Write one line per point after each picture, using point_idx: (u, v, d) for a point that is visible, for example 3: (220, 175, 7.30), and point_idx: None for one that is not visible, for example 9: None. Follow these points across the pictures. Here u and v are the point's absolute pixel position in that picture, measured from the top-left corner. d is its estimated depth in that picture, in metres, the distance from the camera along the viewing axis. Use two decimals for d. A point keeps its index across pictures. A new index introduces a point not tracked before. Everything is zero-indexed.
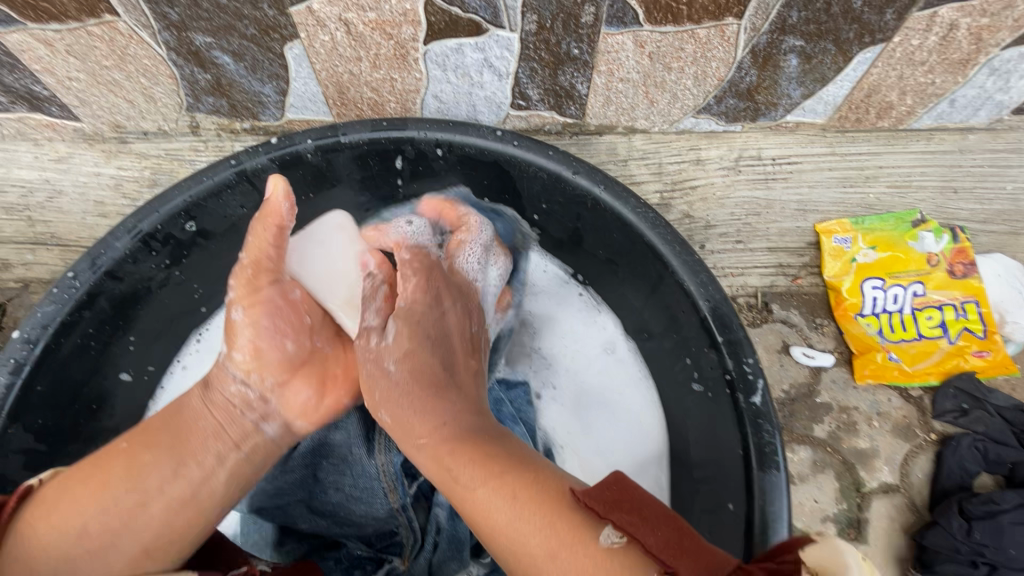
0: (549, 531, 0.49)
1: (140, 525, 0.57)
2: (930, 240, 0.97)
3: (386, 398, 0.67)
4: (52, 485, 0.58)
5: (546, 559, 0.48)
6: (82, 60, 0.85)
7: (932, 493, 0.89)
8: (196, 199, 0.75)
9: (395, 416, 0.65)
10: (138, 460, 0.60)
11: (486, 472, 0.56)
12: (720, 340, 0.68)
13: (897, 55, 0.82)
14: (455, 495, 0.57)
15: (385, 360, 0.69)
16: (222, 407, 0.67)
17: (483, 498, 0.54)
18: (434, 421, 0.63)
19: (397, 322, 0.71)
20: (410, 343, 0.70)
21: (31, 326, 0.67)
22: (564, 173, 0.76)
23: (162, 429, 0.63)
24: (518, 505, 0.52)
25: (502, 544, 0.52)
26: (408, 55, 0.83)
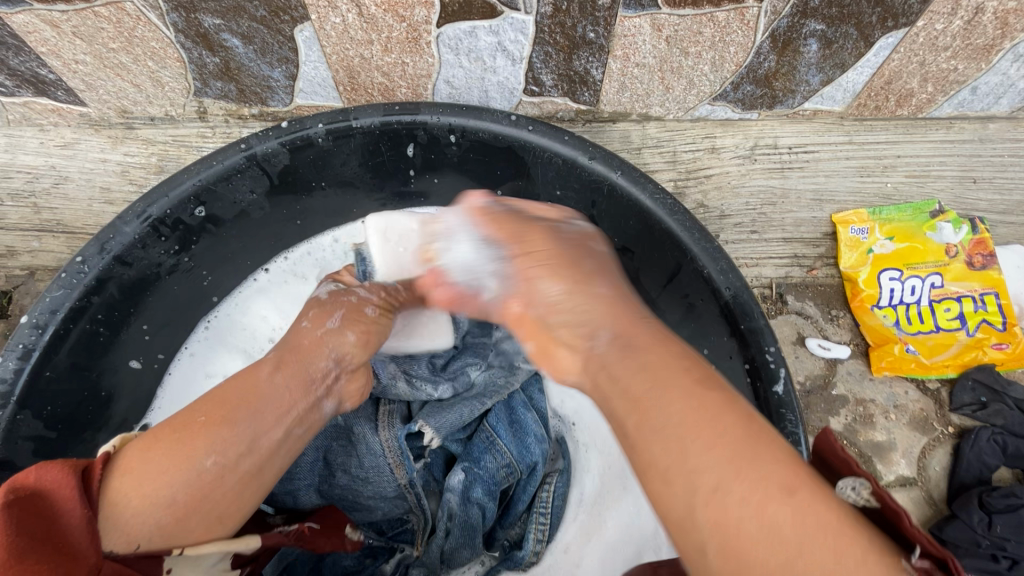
0: (788, 469, 0.37)
1: (221, 501, 0.51)
2: (949, 231, 0.95)
3: (572, 281, 0.54)
4: (130, 451, 0.50)
5: (783, 494, 0.35)
6: (90, 42, 0.83)
7: (950, 487, 0.88)
8: (205, 184, 0.74)
9: (602, 295, 0.52)
10: (222, 432, 0.51)
11: (710, 381, 0.43)
12: (741, 328, 0.66)
13: (919, 40, 0.81)
14: (671, 389, 0.41)
15: (573, 243, 0.60)
16: (302, 378, 0.60)
17: (714, 401, 0.40)
18: (642, 319, 0.50)
19: (576, 221, 0.66)
20: (589, 241, 0.62)
21: (39, 311, 0.66)
22: (580, 158, 0.75)
23: (237, 401, 0.54)
24: (754, 428, 0.39)
25: (716, 462, 0.37)
26: (420, 38, 0.81)
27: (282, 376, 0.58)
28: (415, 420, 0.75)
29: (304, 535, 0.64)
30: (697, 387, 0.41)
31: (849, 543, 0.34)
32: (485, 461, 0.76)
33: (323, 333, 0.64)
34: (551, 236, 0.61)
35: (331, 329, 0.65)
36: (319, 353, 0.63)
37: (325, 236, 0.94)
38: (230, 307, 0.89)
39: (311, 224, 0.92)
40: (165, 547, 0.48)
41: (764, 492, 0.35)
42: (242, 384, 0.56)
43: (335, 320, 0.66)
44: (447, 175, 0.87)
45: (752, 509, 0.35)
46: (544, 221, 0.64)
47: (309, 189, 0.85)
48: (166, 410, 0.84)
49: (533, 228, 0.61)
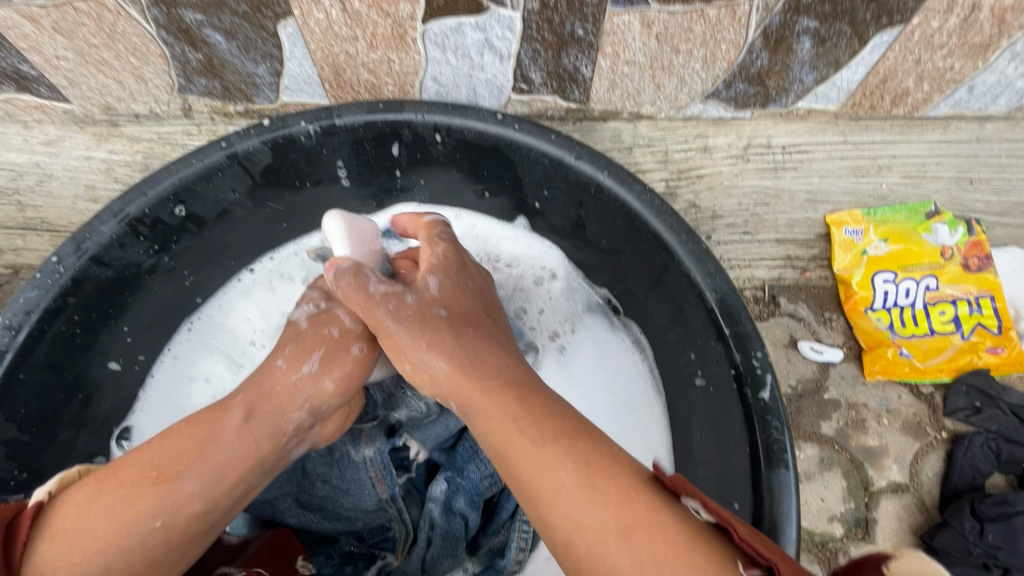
0: (625, 510, 0.42)
1: (165, 562, 0.51)
2: (944, 232, 0.94)
3: (430, 349, 0.58)
4: (69, 510, 0.50)
5: (619, 538, 0.41)
6: (70, 38, 0.82)
7: (943, 493, 0.86)
8: (185, 182, 0.72)
9: (454, 364, 0.56)
10: (169, 492, 0.51)
11: (548, 431, 0.48)
12: (727, 332, 0.65)
13: (915, 38, 0.79)
14: (516, 454, 0.48)
15: (427, 309, 0.61)
16: (269, 431, 0.59)
17: (551, 456, 0.46)
18: (495, 370, 0.55)
19: (436, 276, 0.64)
20: (454, 292, 0.64)
21: (13, 312, 0.65)
22: (567, 158, 0.73)
23: (190, 457, 0.54)
24: (589, 475, 0.44)
25: (558, 516, 0.44)
26: (405, 35, 0.80)
27: (248, 429, 0.58)
28: (399, 434, 0.76)
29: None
30: (535, 446, 0.47)
31: (673, 557, 0.39)
32: (468, 471, 0.75)
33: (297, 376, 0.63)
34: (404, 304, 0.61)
35: (306, 375, 0.63)
36: (292, 404, 0.61)
37: (314, 234, 0.92)
38: (213, 308, 0.88)
39: (299, 223, 0.90)
40: None
41: (601, 540, 0.41)
42: (197, 434, 0.55)
43: (311, 365, 0.64)
44: (433, 174, 0.86)
45: (597, 556, 0.41)
46: (397, 286, 0.63)
47: (295, 188, 0.84)
48: (148, 413, 0.83)
49: (387, 303, 0.61)
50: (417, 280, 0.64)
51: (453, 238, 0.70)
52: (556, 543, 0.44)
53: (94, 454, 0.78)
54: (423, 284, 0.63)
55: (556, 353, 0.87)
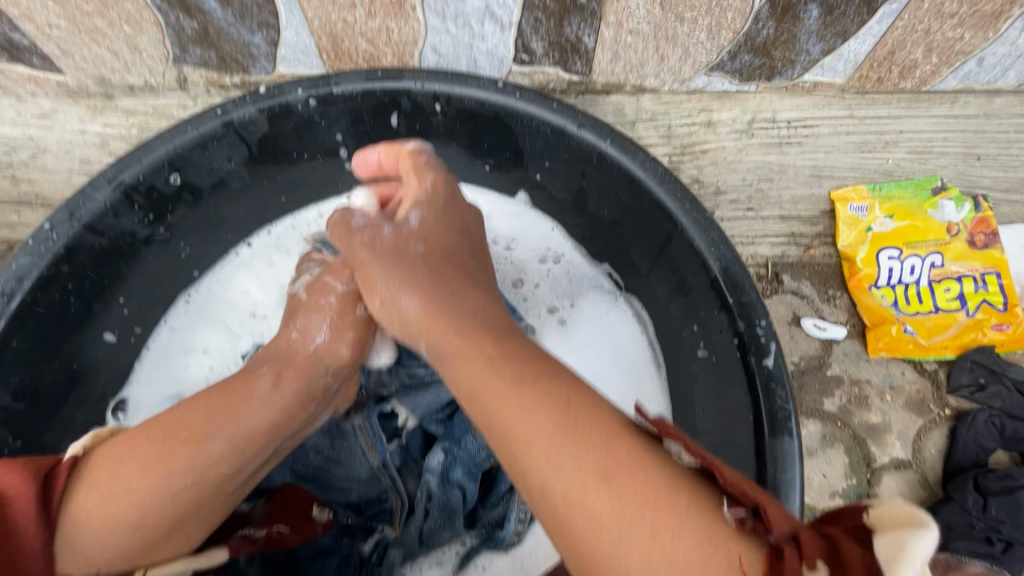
0: (606, 453, 0.41)
1: (194, 520, 0.52)
2: (951, 208, 0.93)
3: (403, 284, 0.58)
4: (103, 464, 0.50)
5: (599, 480, 0.40)
6: (62, 4, 0.80)
7: (946, 469, 0.86)
8: (179, 150, 0.71)
9: (425, 305, 0.56)
10: (200, 453, 0.51)
11: (528, 377, 0.46)
12: (731, 301, 0.64)
13: (925, 6, 0.77)
14: (494, 398, 0.46)
15: (404, 244, 0.61)
16: (298, 396, 0.59)
17: (529, 400, 0.44)
18: (470, 316, 0.54)
19: (419, 211, 0.65)
20: (437, 227, 0.64)
21: (5, 278, 0.64)
22: (569, 127, 0.72)
23: (223, 419, 0.53)
24: (569, 418, 0.43)
25: (535, 460, 0.42)
26: (404, 1, 0.78)
27: (277, 395, 0.57)
28: (388, 399, 0.76)
29: (274, 538, 0.64)
30: (514, 391, 0.45)
31: (654, 499, 0.39)
32: (466, 441, 0.74)
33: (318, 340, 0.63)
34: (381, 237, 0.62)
35: (320, 343, 0.63)
36: (316, 368, 0.61)
37: (310, 209, 0.91)
38: (212, 280, 0.87)
39: (297, 197, 0.89)
40: (128, 565, 0.50)
41: (581, 483, 0.40)
42: (228, 396, 0.55)
43: (321, 334, 0.63)
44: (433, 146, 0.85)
45: (576, 500, 0.40)
46: (379, 219, 0.65)
47: (292, 160, 0.83)
48: (145, 384, 0.82)
49: (364, 235, 0.62)
50: (400, 214, 0.65)
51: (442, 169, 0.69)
52: (533, 488, 0.42)
53: (90, 425, 0.77)
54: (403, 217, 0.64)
55: (556, 325, 0.86)
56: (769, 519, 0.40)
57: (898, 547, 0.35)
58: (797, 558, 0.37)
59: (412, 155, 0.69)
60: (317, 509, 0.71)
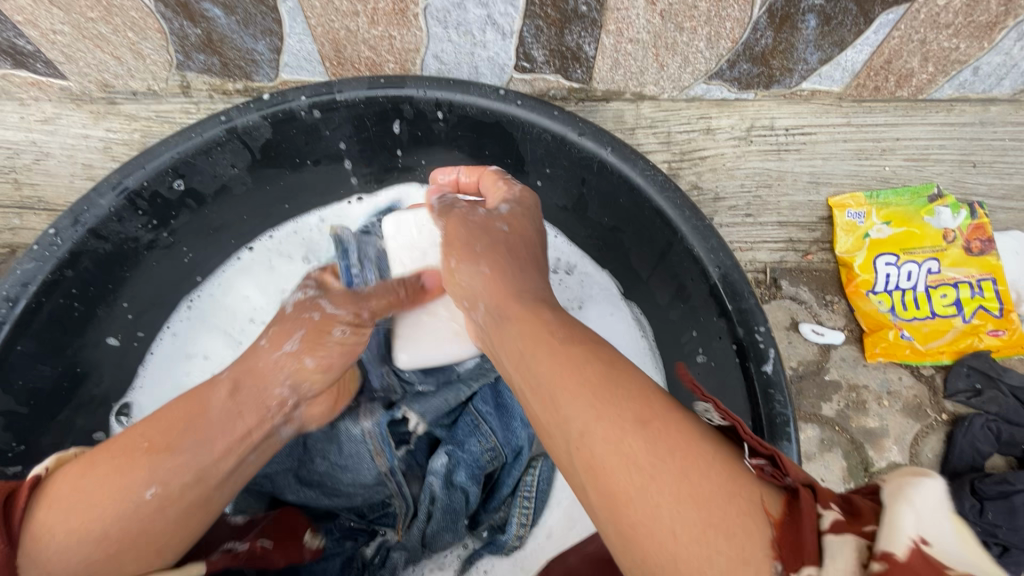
0: (644, 403, 0.41)
1: (161, 530, 0.51)
2: (948, 215, 0.94)
3: (487, 260, 0.57)
4: (64, 480, 0.50)
5: (635, 425, 0.39)
6: (66, 10, 0.81)
7: (943, 473, 0.86)
8: (183, 156, 0.72)
9: (500, 280, 0.55)
10: (163, 461, 0.51)
11: (579, 336, 0.47)
12: (730, 308, 0.65)
13: (921, 17, 0.78)
14: (541, 353, 0.46)
15: (493, 224, 0.61)
16: (255, 407, 0.57)
17: (576, 354, 0.45)
18: (532, 293, 0.54)
19: (509, 203, 0.64)
20: (522, 220, 0.62)
21: (10, 283, 0.64)
22: (570, 134, 0.73)
23: (182, 428, 0.53)
24: (612, 374, 0.43)
25: (574, 403, 0.42)
26: (407, 10, 0.79)
27: (236, 403, 0.56)
28: (399, 405, 0.75)
29: (256, 553, 0.63)
30: (564, 346, 0.46)
31: (691, 447, 0.38)
32: (469, 445, 0.75)
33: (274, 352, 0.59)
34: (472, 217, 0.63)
35: (286, 353, 0.59)
36: (272, 380, 0.59)
37: (312, 214, 0.92)
38: (212, 286, 0.87)
39: (301, 201, 0.90)
40: None
41: (618, 426, 0.39)
42: (188, 407, 0.55)
43: (292, 344, 0.59)
44: (436, 153, 0.86)
45: (610, 442, 0.39)
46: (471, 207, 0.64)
47: (295, 165, 0.83)
48: (148, 390, 0.83)
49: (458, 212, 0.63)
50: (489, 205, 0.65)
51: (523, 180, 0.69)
52: (566, 430, 0.41)
53: (93, 429, 0.78)
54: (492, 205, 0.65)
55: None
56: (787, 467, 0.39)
57: (901, 493, 0.33)
58: (813, 499, 0.35)
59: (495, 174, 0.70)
60: (308, 535, 0.71)
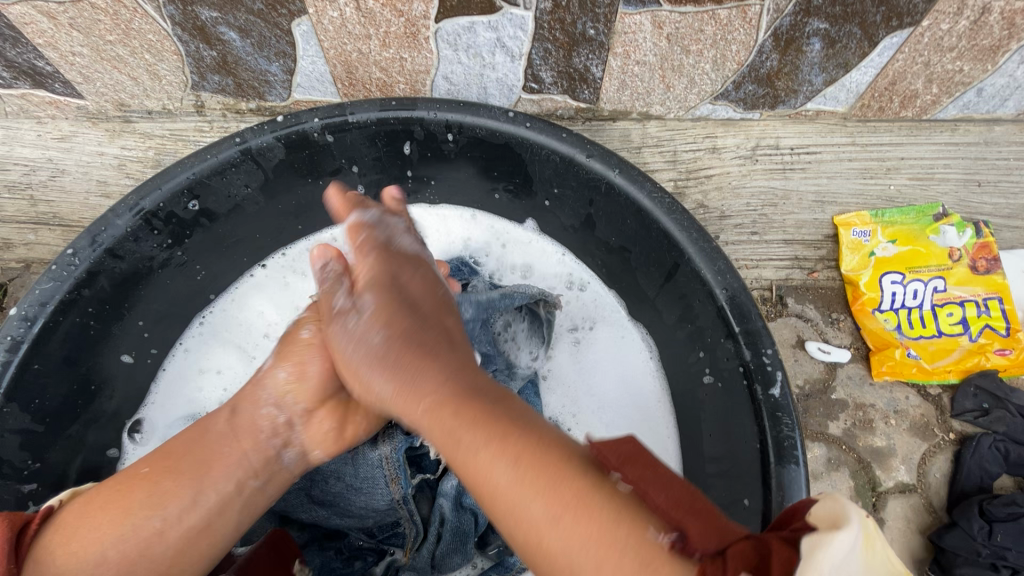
0: (555, 502, 0.40)
1: (163, 552, 0.53)
2: (953, 234, 0.94)
3: (377, 372, 0.51)
4: (74, 510, 0.54)
5: (548, 526, 0.39)
6: (86, 34, 0.83)
7: (951, 494, 0.86)
8: (199, 177, 0.73)
9: (398, 384, 0.50)
10: (159, 485, 0.54)
11: (480, 429, 0.43)
12: (737, 330, 0.65)
13: (924, 40, 0.79)
14: (455, 458, 0.44)
15: (365, 336, 0.53)
16: (250, 430, 0.59)
17: (484, 460, 0.42)
18: (432, 379, 0.48)
19: (369, 295, 0.56)
20: (390, 312, 0.54)
21: (29, 303, 0.65)
22: (578, 156, 0.74)
23: (181, 455, 0.56)
24: (522, 473, 0.41)
25: (500, 508, 0.41)
26: (418, 33, 0.81)
27: (236, 424, 0.59)
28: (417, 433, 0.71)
29: None
30: (466, 451, 0.43)
31: (602, 539, 0.38)
32: None
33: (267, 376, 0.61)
34: (348, 342, 0.55)
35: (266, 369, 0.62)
36: (260, 402, 0.60)
37: (323, 231, 0.93)
38: (225, 301, 0.89)
39: (310, 219, 0.90)
40: None
41: (534, 530, 0.40)
42: (189, 435, 0.59)
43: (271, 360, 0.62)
44: (446, 171, 0.87)
45: (533, 546, 0.40)
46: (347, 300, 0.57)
47: (306, 185, 0.84)
48: (160, 406, 0.83)
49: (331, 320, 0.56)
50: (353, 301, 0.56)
51: (384, 246, 0.60)
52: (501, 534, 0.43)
53: (106, 446, 0.79)
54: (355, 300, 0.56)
55: (571, 344, 0.87)
56: (694, 536, 0.39)
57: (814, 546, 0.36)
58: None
59: (356, 228, 0.61)
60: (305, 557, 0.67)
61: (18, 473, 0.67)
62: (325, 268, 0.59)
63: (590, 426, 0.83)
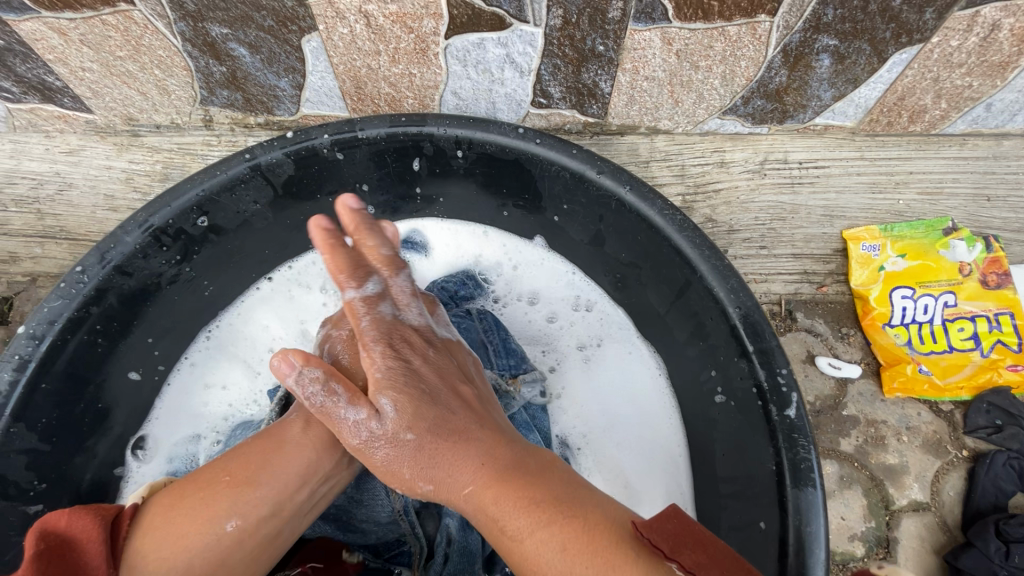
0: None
1: (237, 564, 0.50)
2: (963, 248, 0.94)
3: (414, 470, 0.51)
4: (152, 511, 0.50)
5: None
6: (96, 50, 0.83)
7: (965, 513, 0.85)
8: (209, 194, 0.73)
9: (434, 476, 0.50)
10: (245, 495, 0.51)
11: (529, 521, 0.44)
12: (752, 349, 0.65)
13: (934, 56, 0.79)
14: (505, 544, 0.46)
15: (393, 438, 0.52)
16: (329, 439, 0.58)
17: (532, 549, 0.43)
18: (468, 466, 0.49)
19: (388, 394, 0.53)
20: (412, 407, 0.53)
21: (37, 321, 0.65)
22: (588, 172, 0.73)
23: (258, 464, 0.53)
24: (575, 565, 0.41)
25: None
26: (428, 49, 0.81)
27: (309, 436, 0.57)
28: None
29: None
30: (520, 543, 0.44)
31: None
32: None
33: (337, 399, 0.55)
34: (372, 449, 0.53)
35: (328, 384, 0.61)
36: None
37: None
38: (232, 315, 0.88)
39: None
40: None
41: None
42: (266, 442, 0.56)
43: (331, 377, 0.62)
44: (454, 187, 0.86)
45: None
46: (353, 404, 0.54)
47: (314, 200, 0.84)
48: (164, 421, 0.82)
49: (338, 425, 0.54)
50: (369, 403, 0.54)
51: (390, 328, 0.59)
52: None
53: (113, 463, 0.78)
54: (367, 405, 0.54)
55: (579, 361, 0.86)
56: None
57: None
58: None
59: (353, 307, 0.59)
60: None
61: (23, 495, 0.66)
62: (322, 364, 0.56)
63: (600, 447, 0.82)
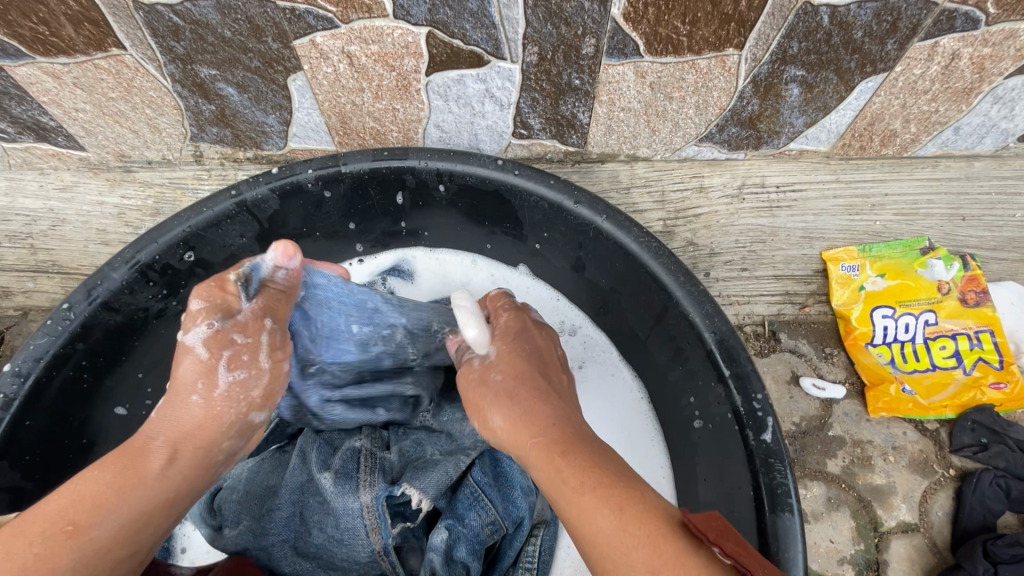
0: (652, 555, 0.41)
1: None
2: (940, 267, 0.95)
3: (498, 408, 0.60)
4: None
5: None
6: (89, 91, 0.85)
7: (954, 533, 0.85)
8: (195, 229, 0.75)
9: (512, 419, 0.58)
10: (91, 542, 0.47)
11: (588, 480, 0.48)
12: (728, 373, 0.65)
13: (899, 84, 0.82)
14: (562, 500, 0.49)
15: (489, 376, 0.64)
16: (200, 461, 0.57)
17: (590, 504, 0.46)
18: (543, 420, 0.56)
19: (498, 346, 0.67)
20: (513, 359, 0.65)
21: (23, 358, 0.67)
22: (565, 202, 0.75)
23: (115, 501, 0.49)
24: (622, 522, 0.44)
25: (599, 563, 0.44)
26: (409, 86, 0.83)
27: (173, 466, 0.55)
28: (399, 482, 0.73)
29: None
30: (576, 494, 0.47)
31: None
32: (470, 518, 0.74)
33: (223, 409, 0.59)
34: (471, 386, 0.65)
35: (209, 404, 0.58)
36: (217, 435, 0.59)
37: None
38: None
39: None
40: None
41: None
42: (117, 475, 0.51)
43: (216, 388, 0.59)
44: (437, 218, 0.88)
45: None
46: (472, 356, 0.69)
47: (300, 234, 0.86)
48: None
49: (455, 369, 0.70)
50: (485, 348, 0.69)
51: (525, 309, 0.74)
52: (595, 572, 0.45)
53: None
54: (269, 406, 0.64)
55: None
56: None
57: None
58: None
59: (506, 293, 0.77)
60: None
61: None
62: (233, 350, 0.59)
63: None
